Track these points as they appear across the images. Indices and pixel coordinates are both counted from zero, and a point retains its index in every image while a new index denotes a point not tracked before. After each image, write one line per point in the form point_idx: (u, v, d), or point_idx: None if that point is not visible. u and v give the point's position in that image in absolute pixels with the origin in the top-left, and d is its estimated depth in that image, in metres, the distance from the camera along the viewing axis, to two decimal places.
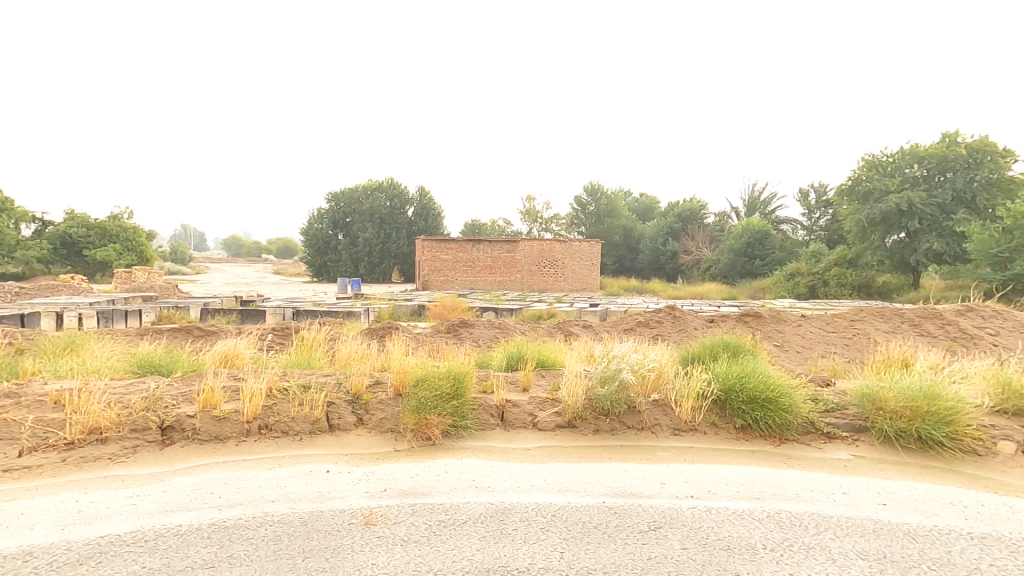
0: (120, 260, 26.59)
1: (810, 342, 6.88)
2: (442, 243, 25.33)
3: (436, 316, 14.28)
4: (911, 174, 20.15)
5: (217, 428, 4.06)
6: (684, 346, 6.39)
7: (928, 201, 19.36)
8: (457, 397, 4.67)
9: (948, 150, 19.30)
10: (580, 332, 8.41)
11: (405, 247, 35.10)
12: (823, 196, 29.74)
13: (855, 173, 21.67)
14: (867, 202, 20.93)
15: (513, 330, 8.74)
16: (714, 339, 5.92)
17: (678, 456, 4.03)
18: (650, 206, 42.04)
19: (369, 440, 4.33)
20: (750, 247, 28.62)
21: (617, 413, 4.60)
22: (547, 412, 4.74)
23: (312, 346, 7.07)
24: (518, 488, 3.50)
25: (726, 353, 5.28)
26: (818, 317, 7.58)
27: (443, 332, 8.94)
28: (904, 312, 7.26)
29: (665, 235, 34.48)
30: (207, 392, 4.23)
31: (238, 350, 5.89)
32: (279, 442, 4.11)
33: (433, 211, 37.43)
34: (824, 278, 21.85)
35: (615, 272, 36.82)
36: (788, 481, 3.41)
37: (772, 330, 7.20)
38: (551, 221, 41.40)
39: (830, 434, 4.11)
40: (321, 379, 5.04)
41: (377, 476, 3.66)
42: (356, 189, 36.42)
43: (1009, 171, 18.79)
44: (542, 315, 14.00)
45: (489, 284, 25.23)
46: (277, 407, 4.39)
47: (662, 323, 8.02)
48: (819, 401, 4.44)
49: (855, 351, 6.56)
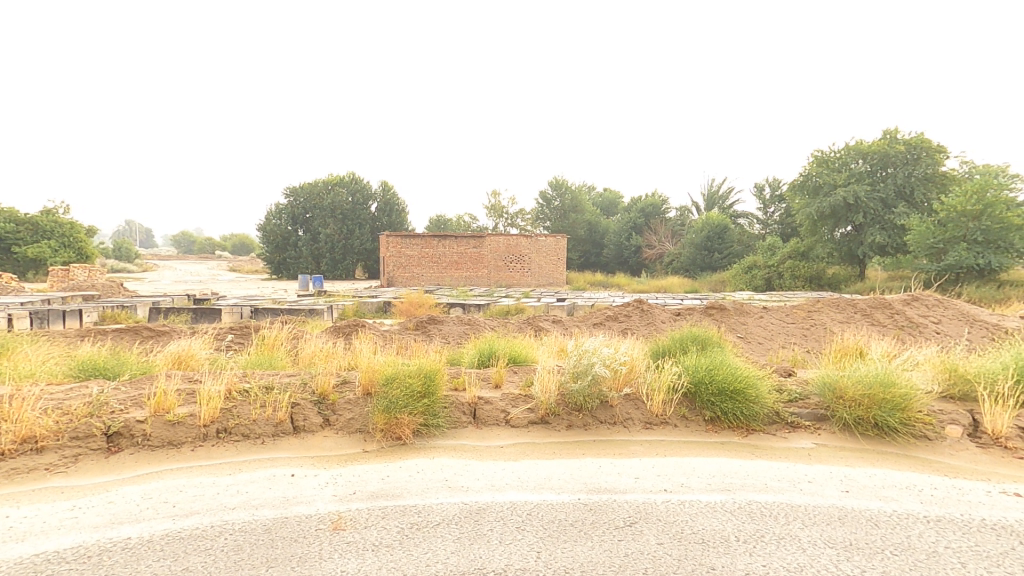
0: (57, 258, 24.89)
1: (771, 333, 7.11)
2: (406, 238, 24.94)
3: (402, 313, 14.03)
4: (857, 168, 21.11)
5: (171, 433, 3.82)
6: (652, 339, 6.50)
7: (871, 195, 20.39)
8: (428, 395, 4.58)
9: (889, 147, 20.34)
10: (549, 327, 8.42)
11: (369, 243, 34.36)
12: (777, 190, 30.89)
13: (805, 169, 22.56)
14: (817, 197, 21.84)
15: (483, 326, 8.66)
16: (683, 331, 6.01)
17: (650, 450, 4.07)
18: (613, 201, 42.67)
19: (336, 442, 4.17)
20: (709, 241, 29.44)
21: (590, 408, 4.63)
22: (520, 408, 4.71)
23: (274, 345, 6.77)
24: (492, 487, 3.44)
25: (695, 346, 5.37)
26: (778, 309, 7.85)
27: (412, 329, 8.77)
28: (857, 302, 7.60)
29: (629, 230, 35.07)
30: (159, 395, 3.97)
31: (192, 350, 5.58)
32: (239, 446, 3.90)
33: (397, 205, 36.75)
34: (779, 271, 22.71)
35: (580, 266, 37.23)
36: (757, 472, 3.49)
37: (735, 322, 7.40)
38: (517, 216, 41.37)
39: (794, 423, 4.25)
40: (285, 379, 4.83)
41: (345, 479, 3.53)
42: (316, 183, 35.32)
43: (944, 166, 20.01)
44: (510, 310, 13.98)
45: (455, 279, 25.01)
46: (237, 410, 4.17)
47: (630, 317, 8.13)
48: (783, 391, 4.57)
49: (812, 341, 6.83)
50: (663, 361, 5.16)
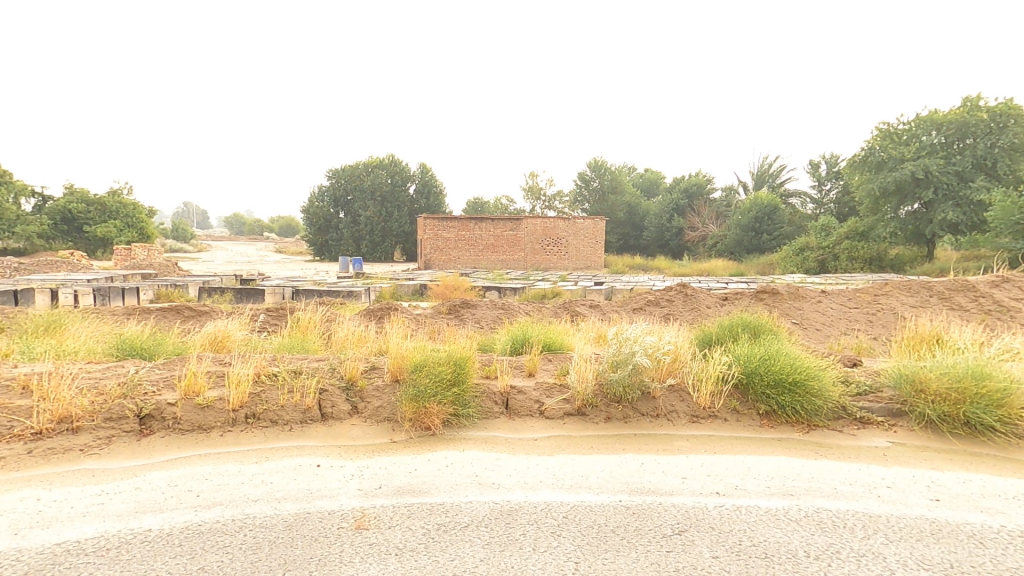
0: (121, 237, 26.28)
1: (830, 319, 6.53)
2: (444, 221, 24.91)
3: (438, 296, 13.98)
4: (929, 141, 19.38)
5: (201, 417, 3.76)
6: (699, 326, 6.06)
7: (944, 168, 18.68)
8: (459, 383, 4.39)
9: (969, 116, 18.50)
10: (587, 311, 8.09)
11: (407, 226, 34.62)
12: (834, 167, 28.89)
13: (868, 143, 20.95)
14: (881, 172, 20.27)
15: (517, 311, 8.43)
16: (731, 317, 5.56)
17: (698, 447, 3.72)
18: (655, 181, 41.27)
19: (364, 430, 4.05)
20: (758, 221, 27.99)
21: (630, 399, 4.31)
22: (556, 399, 4.45)
23: (307, 328, 6.75)
24: (525, 485, 3.21)
25: (746, 335, 4.92)
26: (839, 292, 7.20)
27: (445, 313, 8.62)
28: (932, 285, 6.86)
29: (671, 211, 33.83)
30: (189, 378, 3.92)
31: (228, 331, 5.59)
32: (267, 432, 3.82)
33: (435, 188, 36.81)
34: (835, 252, 21.33)
35: (619, 249, 36.35)
36: (823, 475, 3.09)
37: (790, 307, 6.84)
38: (555, 198, 40.66)
39: (863, 419, 3.79)
40: (314, 364, 4.75)
41: (372, 471, 3.37)
42: (356, 166, 35.73)
43: None
44: (546, 294, 13.69)
45: (492, 262, 24.84)
46: (266, 395, 4.09)
47: (673, 302, 7.69)
48: (849, 384, 4.09)
49: (879, 327, 6.20)
50: (710, 350, 4.75)
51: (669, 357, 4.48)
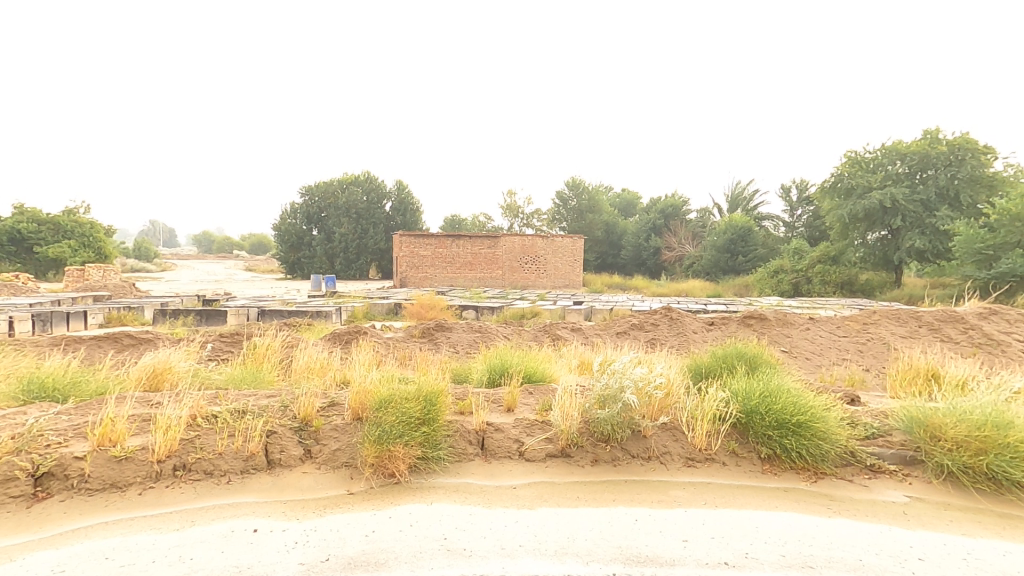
0: (75, 257, 24.75)
1: (820, 348, 6.26)
2: (420, 239, 24.40)
3: (412, 316, 13.42)
4: (895, 170, 19.95)
5: (116, 472, 3.18)
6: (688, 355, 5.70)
7: (911, 197, 19.20)
8: (428, 422, 3.89)
9: (930, 149, 19.15)
10: (567, 335, 7.70)
11: (383, 243, 33.92)
12: (804, 191, 29.54)
13: (837, 170, 21.47)
14: (850, 198, 20.75)
15: (494, 334, 7.95)
16: (724, 345, 5.22)
17: (696, 497, 3.30)
18: (632, 202, 41.67)
19: (317, 479, 3.51)
20: (733, 243, 28.33)
21: (619, 439, 3.89)
22: (537, 439, 4.00)
23: (264, 357, 6.14)
24: (502, 552, 2.73)
25: (743, 365, 4.53)
26: (827, 320, 6.96)
27: (418, 337, 8.09)
28: (922, 314, 6.68)
29: (648, 232, 34.07)
30: (105, 425, 3.32)
31: (169, 363, 4.97)
32: (198, 488, 3.26)
33: (412, 205, 36.33)
34: (808, 275, 21.59)
35: (597, 268, 36.36)
36: (843, 538, 2.71)
37: (778, 334, 6.57)
38: (533, 217, 40.57)
39: (874, 467, 3.42)
40: (263, 400, 4.18)
41: (319, 536, 2.83)
42: (331, 183, 35.01)
43: (991, 168, 18.63)
44: (524, 315, 13.28)
45: (469, 281, 24.36)
46: (201, 441, 3.52)
47: (658, 327, 7.35)
48: (857, 425, 3.73)
49: (871, 358, 5.95)
50: (705, 383, 4.37)
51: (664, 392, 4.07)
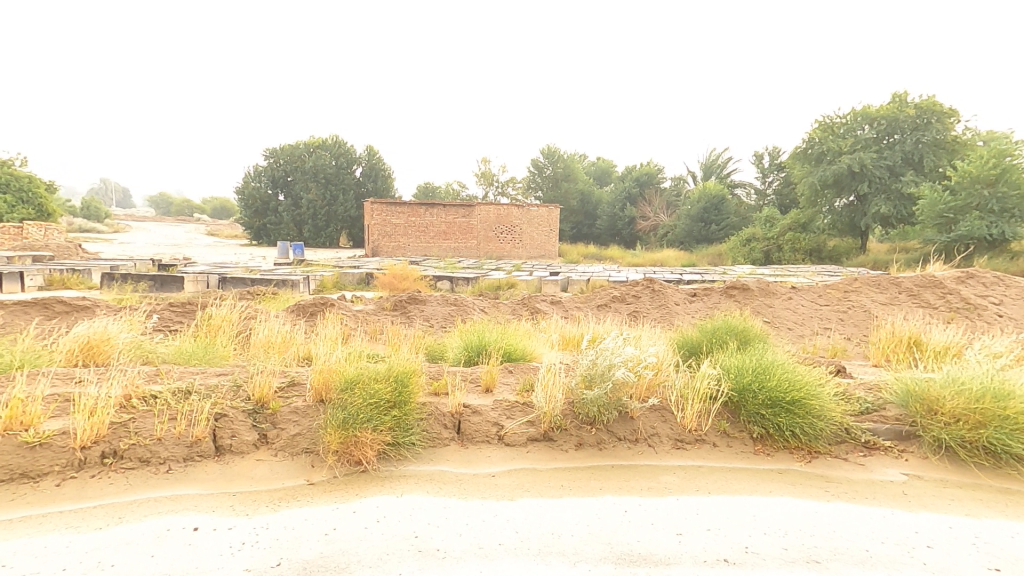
0: (12, 214, 22.91)
1: (802, 317, 6.13)
2: (392, 206, 23.56)
3: (384, 286, 12.93)
4: (863, 135, 20.03)
5: (29, 461, 2.78)
6: (672, 329, 5.49)
7: (878, 162, 19.29)
8: (399, 405, 3.58)
9: (899, 112, 19.23)
10: (546, 308, 7.42)
11: (353, 210, 32.74)
12: (776, 159, 29.62)
13: (808, 136, 21.50)
14: (820, 164, 20.86)
15: (470, 308, 7.61)
16: (712, 319, 5.01)
17: (686, 482, 3.09)
18: (607, 170, 41.23)
19: (273, 468, 3.16)
20: (706, 212, 28.39)
21: (605, 421, 3.65)
22: (518, 422, 3.73)
23: (219, 331, 5.66)
24: (480, 552, 2.46)
25: (733, 340, 4.30)
26: (808, 288, 6.84)
27: (389, 310, 7.68)
28: (901, 280, 6.62)
29: (623, 201, 33.85)
30: (15, 406, 2.88)
31: (108, 335, 4.47)
32: (131, 478, 2.88)
33: (383, 170, 35.03)
34: (778, 244, 21.81)
35: (572, 238, 36.11)
36: (844, 526, 2.53)
37: (760, 305, 6.42)
38: (508, 185, 39.78)
39: (869, 444, 3.27)
40: (212, 379, 3.77)
41: (271, 536, 2.50)
42: (297, 145, 33.37)
43: (953, 131, 18.94)
44: (501, 285, 12.96)
45: (443, 250, 23.77)
46: (136, 425, 3.11)
47: (639, 299, 7.14)
48: (851, 401, 3.57)
49: (852, 327, 5.86)
50: (694, 360, 4.14)
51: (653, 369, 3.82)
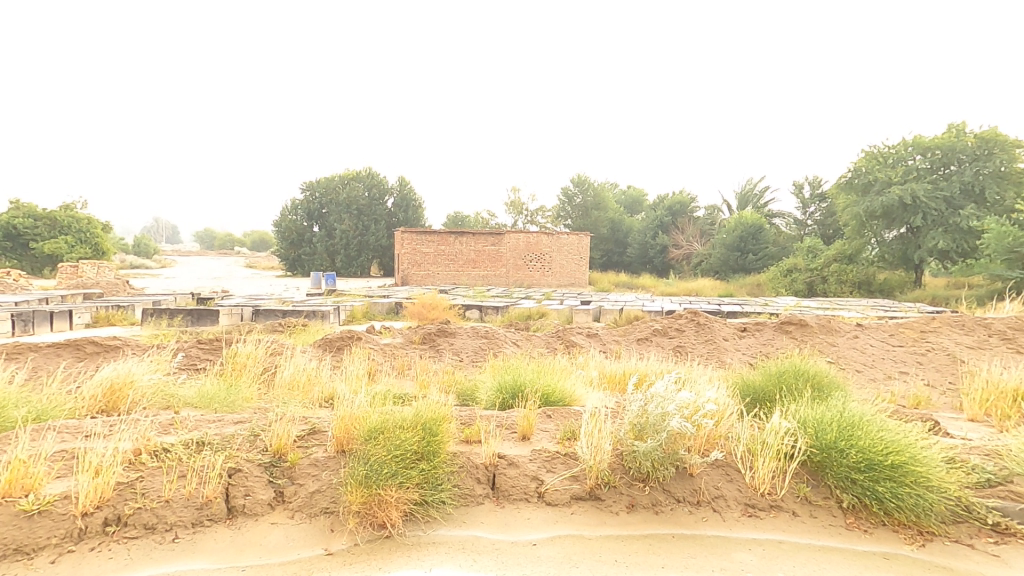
0: (71, 254, 24.09)
1: (871, 359, 5.53)
2: (422, 236, 23.70)
3: (413, 315, 12.74)
4: (915, 165, 19.17)
5: (24, 532, 2.50)
6: (727, 371, 4.97)
7: (933, 194, 18.34)
8: (428, 457, 3.21)
9: (956, 141, 18.34)
10: (582, 341, 6.99)
11: (384, 240, 33.24)
12: (817, 188, 28.63)
13: (853, 165, 20.65)
14: (867, 194, 19.94)
15: (502, 340, 7.25)
16: (774, 359, 4.47)
17: (769, 565, 2.55)
18: (637, 199, 40.85)
19: (288, 534, 2.81)
20: (743, 241, 27.51)
21: (660, 478, 3.16)
22: (559, 477, 3.28)
23: (242, 370, 5.46)
24: None
25: (807, 385, 3.74)
26: (877, 327, 6.21)
27: (418, 343, 7.40)
28: (989, 323, 5.92)
29: (655, 229, 33.26)
30: (15, 469, 2.63)
31: (129, 378, 4.29)
32: (133, 550, 2.57)
33: (414, 202, 35.59)
34: (823, 275, 20.80)
35: (602, 266, 35.60)
36: None
37: (822, 344, 5.83)
38: (537, 214, 39.82)
39: (1001, 527, 2.65)
40: (229, 428, 3.49)
41: None
42: (332, 179, 34.31)
43: (1019, 163, 17.81)
44: (531, 315, 12.61)
45: (472, 278, 23.65)
46: (143, 486, 2.83)
47: (683, 332, 6.65)
48: (969, 469, 2.94)
49: (934, 372, 5.21)
50: (761, 408, 3.60)
51: (715, 420, 3.33)
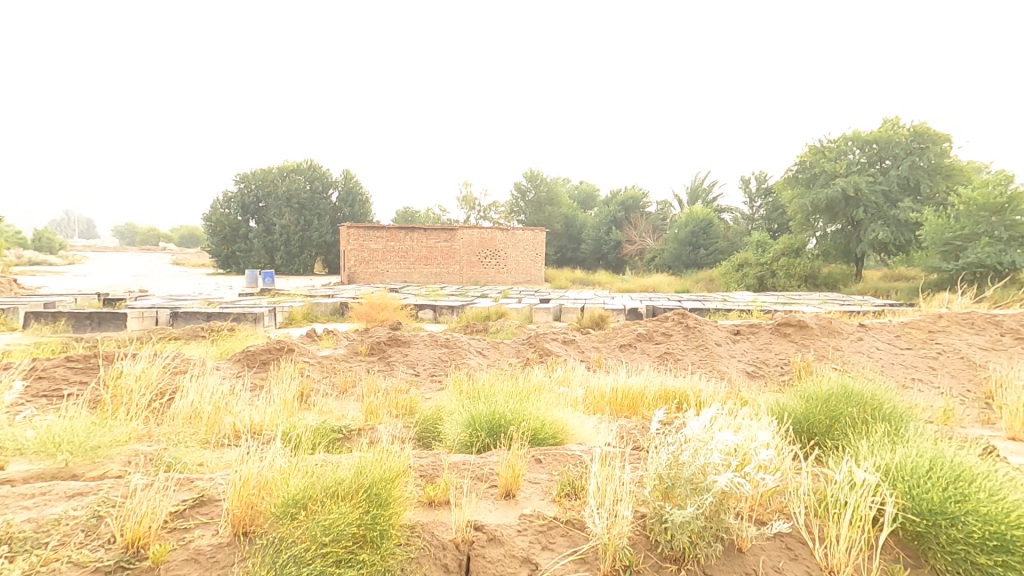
0: None
1: (881, 364, 4.96)
2: (370, 231, 22.14)
3: (360, 316, 11.46)
4: (855, 159, 19.68)
5: None
6: (737, 395, 4.19)
7: (873, 187, 18.83)
8: (371, 543, 2.15)
9: (893, 135, 18.90)
10: (558, 348, 6.09)
11: (329, 236, 31.18)
12: (763, 184, 29.25)
13: (799, 159, 20.98)
14: (813, 187, 20.24)
15: (463, 349, 6.23)
16: (803, 381, 3.71)
17: None
18: (591, 195, 40.70)
19: None
20: (694, 236, 27.70)
21: (701, 558, 2.22)
22: (561, 559, 2.28)
23: (123, 398, 4.14)
24: None
25: (868, 417, 2.94)
26: (882, 327, 5.74)
27: (364, 355, 6.24)
28: (1000, 322, 5.56)
29: (608, 224, 33.10)
30: None
31: None
32: None
33: (360, 195, 33.65)
34: (772, 269, 20.88)
35: (556, 263, 35.12)
36: None
37: (826, 349, 5.23)
38: (490, 208, 38.79)
39: None
40: (57, 505, 2.27)
41: None
42: (269, 170, 31.84)
43: (949, 157, 18.55)
44: (490, 315, 11.65)
45: (424, 276, 22.35)
46: None
47: (671, 337, 5.93)
48: None
49: (951, 378, 4.68)
50: (815, 450, 2.78)
51: (770, 471, 2.43)
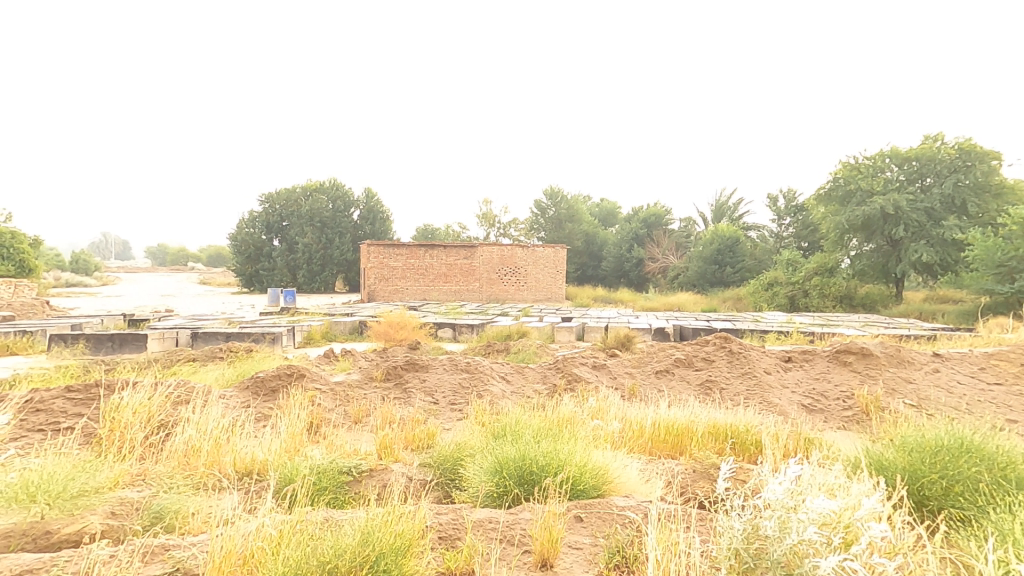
0: None
1: (965, 401, 4.38)
2: (390, 248, 22.04)
3: (378, 335, 11.14)
4: (893, 176, 18.86)
5: None
6: (801, 436, 3.66)
7: (914, 205, 17.97)
8: None
9: (936, 152, 18.07)
10: (587, 374, 5.60)
11: (349, 254, 31.29)
12: (791, 201, 28.38)
13: (832, 175, 20.17)
14: (848, 205, 19.42)
15: (484, 373, 5.79)
16: (891, 430, 3.18)
17: None
18: (611, 212, 40.22)
19: None
20: (720, 254, 26.90)
21: None
22: None
23: (117, 433, 3.79)
24: None
25: (992, 483, 2.42)
26: (961, 359, 5.19)
27: (380, 380, 5.84)
28: None
29: (630, 242, 32.49)
30: None
31: None
32: None
33: (381, 214, 33.80)
34: (805, 288, 19.98)
35: (576, 280, 34.56)
36: None
37: (895, 382, 4.65)
38: (510, 226, 38.58)
39: None
40: None
41: None
42: (293, 190, 32.30)
43: (998, 175, 17.59)
44: (512, 335, 11.21)
45: (443, 293, 22.08)
46: None
47: (713, 364, 5.40)
48: None
49: None
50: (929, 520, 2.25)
51: (882, 550, 1.91)
